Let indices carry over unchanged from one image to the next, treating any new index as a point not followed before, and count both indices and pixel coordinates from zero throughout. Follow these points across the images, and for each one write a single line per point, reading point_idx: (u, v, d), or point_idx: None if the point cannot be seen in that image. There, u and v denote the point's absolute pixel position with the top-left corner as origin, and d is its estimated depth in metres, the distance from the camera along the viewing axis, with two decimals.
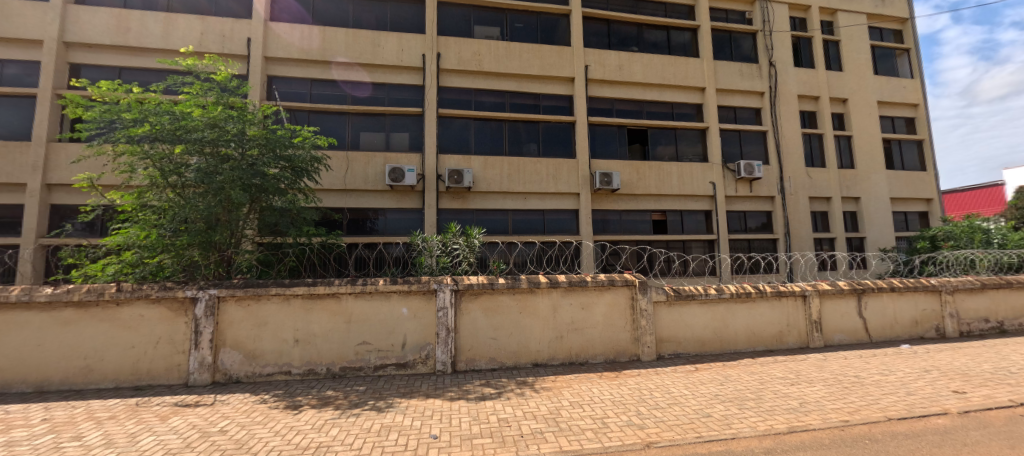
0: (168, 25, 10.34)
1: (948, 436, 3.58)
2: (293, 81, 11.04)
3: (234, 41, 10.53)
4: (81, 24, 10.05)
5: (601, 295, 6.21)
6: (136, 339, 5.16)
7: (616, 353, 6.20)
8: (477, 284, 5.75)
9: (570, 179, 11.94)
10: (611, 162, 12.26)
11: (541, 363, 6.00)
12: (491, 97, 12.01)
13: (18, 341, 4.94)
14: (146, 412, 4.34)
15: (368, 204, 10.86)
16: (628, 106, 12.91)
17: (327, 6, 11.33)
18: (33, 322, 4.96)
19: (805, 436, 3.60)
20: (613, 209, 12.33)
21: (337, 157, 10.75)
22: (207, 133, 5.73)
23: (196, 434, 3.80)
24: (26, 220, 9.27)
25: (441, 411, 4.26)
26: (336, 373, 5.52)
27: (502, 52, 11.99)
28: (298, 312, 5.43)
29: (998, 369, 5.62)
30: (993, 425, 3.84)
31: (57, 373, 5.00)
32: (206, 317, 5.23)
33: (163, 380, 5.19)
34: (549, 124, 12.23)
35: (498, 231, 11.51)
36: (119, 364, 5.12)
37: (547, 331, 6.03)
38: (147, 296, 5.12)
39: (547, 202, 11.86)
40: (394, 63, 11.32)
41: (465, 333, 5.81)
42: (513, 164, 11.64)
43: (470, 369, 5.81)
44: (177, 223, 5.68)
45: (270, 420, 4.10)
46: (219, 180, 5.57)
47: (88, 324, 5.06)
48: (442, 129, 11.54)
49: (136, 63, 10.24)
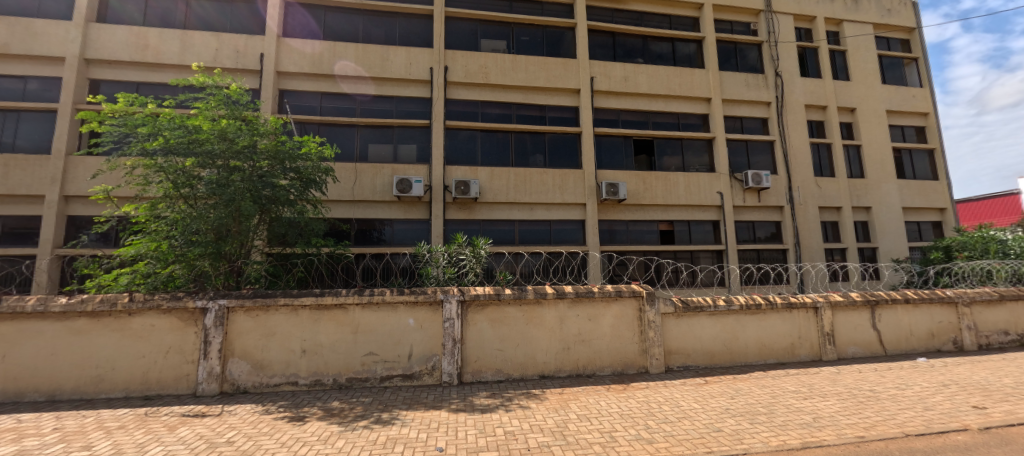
0: (185, 42, 10.64)
1: (968, 453, 3.48)
2: (304, 94, 11.25)
3: (248, 56, 10.80)
4: (101, 41, 10.37)
5: (608, 307, 6.09)
6: (147, 349, 5.18)
7: (623, 366, 6.06)
8: (483, 294, 5.67)
9: (576, 189, 11.93)
10: (617, 172, 12.27)
11: (548, 375, 5.87)
12: (497, 108, 12.13)
13: (32, 350, 4.98)
14: (155, 422, 4.35)
15: (375, 215, 10.95)
16: (633, 117, 12.92)
17: (339, 22, 11.60)
18: (47, 331, 5.01)
19: (819, 452, 3.52)
20: (619, 219, 12.28)
21: (345, 169, 10.87)
22: (218, 146, 5.78)
23: (203, 444, 3.81)
24: (43, 231, 9.45)
25: (447, 424, 4.20)
26: (342, 384, 5.46)
27: (508, 65, 12.13)
28: (306, 322, 5.41)
29: (1019, 383, 5.45)
30: (1015, 442, 3.72)
31: (68, 381, 5.03)
32: (215, 327, 5.23)
33: (172, 390, 5.19)
34: (555, 134, 12.29)
35: (504, 241, 11.50)
36: (130, 374, 5.14)
37: (555, 342, 5.91)
38: (158, 306, 5.15)
39: (554, 212, 11.86)
40: (404, 77, 11.50)
41: (471, 344, 5.72)
42: (519, 175, 11.69)
43: (477, 380, 5.70)
44: (188, 234, 5.66)
45: (277, 431, 4.09)
46: (230, 191, 5.60)
47: (100, 334, 5.10)
48: (449, 141, 11.65)
49: (153, 79, 10.53)
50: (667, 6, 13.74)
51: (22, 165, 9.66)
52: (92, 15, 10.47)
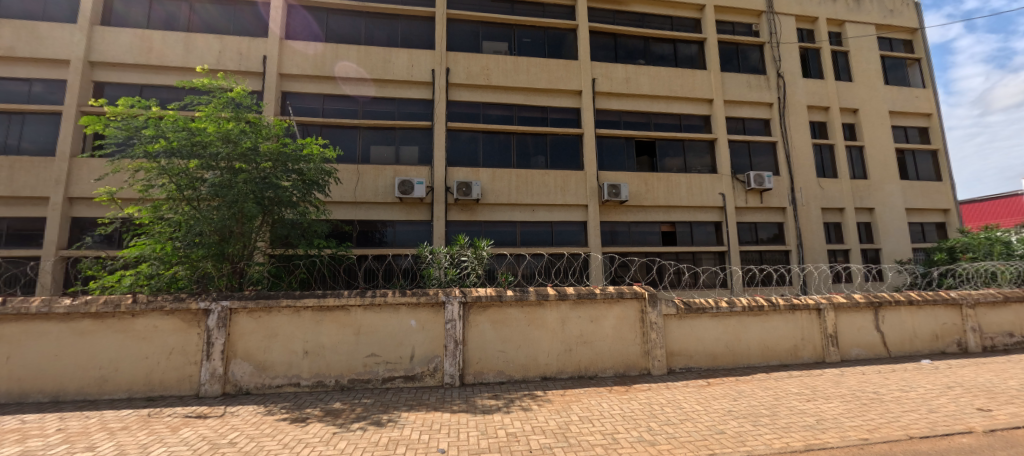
0: (188, 45, 10.70)
1: None
2: (307, 96, 11.29)
3: (250, 59, 10.85)
4: (106, 44, 10.44)
5: (610, 308, 6.08)
6: (150, 350, 5.20)
7: (625, 367, 6.05)
8: (485, 296, 5.67)
9: (578, 190, 11.93)
10: (619, 173, 12.26)
11: (550, 377, 5.86)
12: (499, 110, 12.14)
13: (36, 352, 5.00)
14: (158, 423, 4.37)
15: (378, 217, 10.96)
16: (635, 118, 12.92)
17: (341, 24, 11.65)
18: (52, 332, 5.03)
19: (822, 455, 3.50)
20: (621, 221, 12.26)
21: (348, 170, 10.91)
22: (222, 148, 5.80)
23: (206, 445, 3.82)
24: (47, 232, 9.50)
25: (449, 425, 4.20)
26: (344, 385, 5.46)
27: (509, 66, 12.14)
28: (308, 323, 5.42)
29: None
30: (1021, 445, 3.69)
31: (72, 382, 5.05)
32: (218, 328, 5.25)
33: (175, 391, 5.20)
34: (557, 136, 12.30)
35: (506, 243, 11.49)
36: (133, 375, 5.15)
37: (556, 343, 5.90)
38: (161, 307, 5.17)
39: (556, 214, 11.86)
40: (406, 79, 11.52)
41: (473, 346, 5.71)
42: (521, 176, 11.70)
43: (478, 382, 5.69)
44: (192, 235, 5.69)
45: (279, 432, 4.09)
46: (233, 193, 5.63)
47: (103, 335, 5.12)
48: (451, 142, 11.66)
49: (157, 81, 10.59)
50: (669, 7, 13.74)
51: (27, 167, 9.72)
52: (96, 18, 10.55)
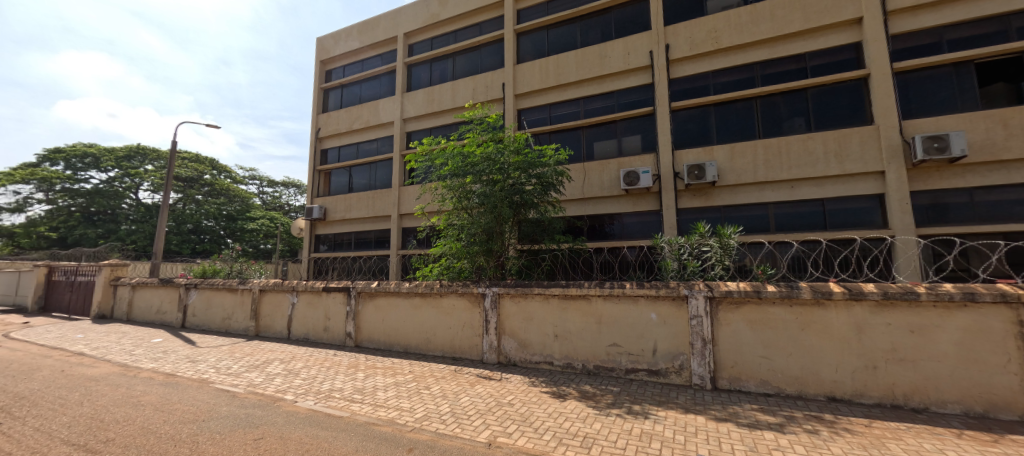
0: (454, 90, 13.76)
1: None
2: (537, 109, 12.61)
3: (494, 88, 13.05)
4: (410, 103, 14.60)
5: (947, 316, 4.22)
6: (452, 322, 6.91)
7: (986, 405, 4.07)
8: (736, 291, 4.94)
9: (864, 153, 8.93)
10: (940, 120, 8.48)
11: (841, 399, 4.56)
12: (734, 74, 10.38)
13: (395, 317, 7.46)
14: (461, 377, 5.78)
15: (606, 210, 11.21)
16: (973, 31, 8.58)
17: (560, 34, 12.50)
18: (401, 304, 7.40)
19: None
20: (951, 188, 8.42)
21: (577, 169, 11.62)
22: (484, 165, 7.15)
23: (493, 401, 4.78)
24: (392, 238, 14.02)
25: (707, 431, 3.84)
26: (590, 370, 5.79)
27: (745, 19, 10.21)
28: (556, 310, 6.04)
29: None
30: None
31: (412, 340, 7.25)
32: (491, 309, 6.49)
33: (468, 355, 6.71)
34: (823, 88, 9.54)
35: (756, 229, 9.75)
36: (444, 340, 6.95)
37: (849, 357, 4.54)
38: (456, 291, 6.80)
39: (827, 188, 9.23)
40: (623, 68, 11.32)
41: (726, 347, 5.05)
42: (771, 147, 9.68)
43: (736, 389, 4.99)
44: (470, 235, 7.20)
45: (543, 402, 4.72)
46: (493, 200, 6.88)
47: (426, 308, 7.14)
48: (680, 123, 10.72)
49: (438, 122, 14.05)
50: None
51: (380, 196, 14.65)
52: (404, 87, 14.90)
